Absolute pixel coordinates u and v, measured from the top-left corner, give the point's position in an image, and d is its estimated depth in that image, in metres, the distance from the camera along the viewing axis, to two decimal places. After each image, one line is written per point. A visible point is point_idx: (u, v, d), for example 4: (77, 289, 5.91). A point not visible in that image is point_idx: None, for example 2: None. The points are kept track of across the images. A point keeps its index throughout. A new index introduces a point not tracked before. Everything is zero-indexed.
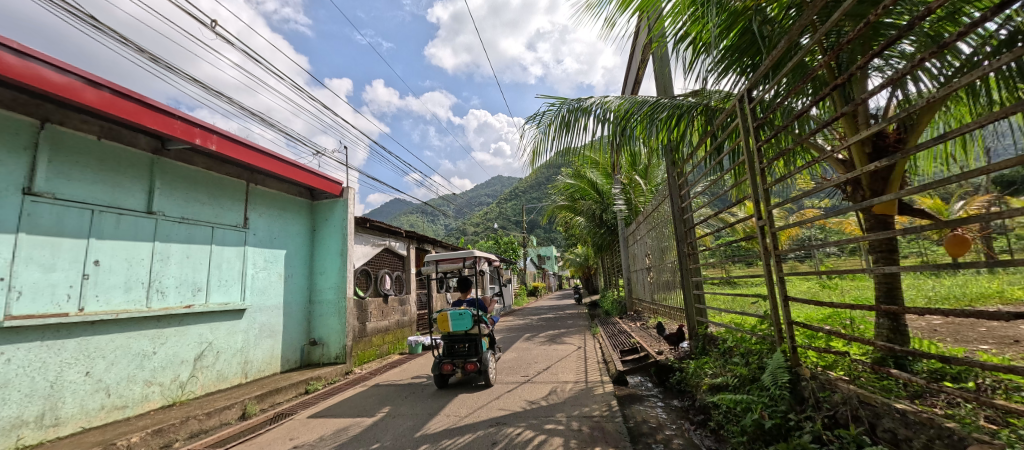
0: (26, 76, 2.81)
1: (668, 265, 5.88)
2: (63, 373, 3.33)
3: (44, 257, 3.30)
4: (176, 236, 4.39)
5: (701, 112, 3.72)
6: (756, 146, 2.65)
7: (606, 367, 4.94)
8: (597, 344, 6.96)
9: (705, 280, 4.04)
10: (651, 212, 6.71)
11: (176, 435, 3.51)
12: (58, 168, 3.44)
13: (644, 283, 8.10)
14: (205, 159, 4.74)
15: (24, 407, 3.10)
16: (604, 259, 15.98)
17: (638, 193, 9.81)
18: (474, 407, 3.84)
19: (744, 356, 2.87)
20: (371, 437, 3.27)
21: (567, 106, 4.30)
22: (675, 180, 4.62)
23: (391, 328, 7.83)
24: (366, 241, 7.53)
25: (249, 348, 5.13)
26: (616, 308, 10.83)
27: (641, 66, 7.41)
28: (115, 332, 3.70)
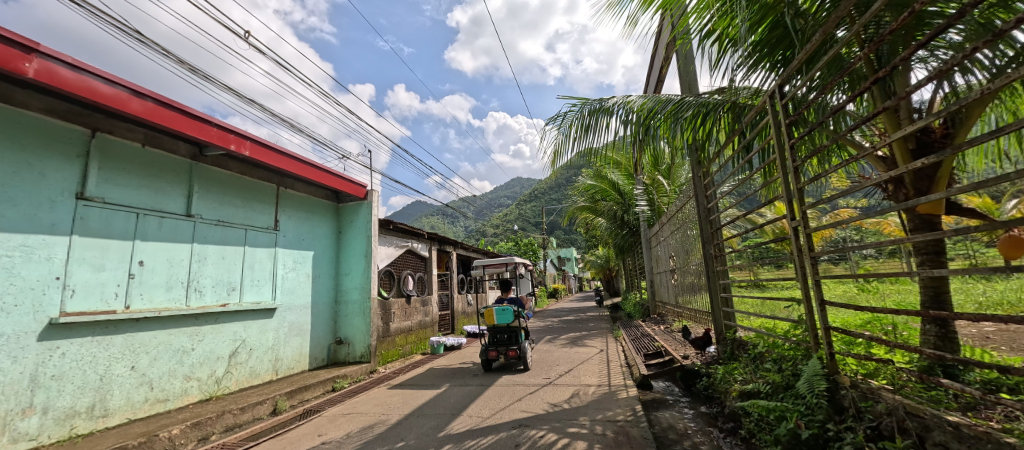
0: (79, 88, 3.00)
1: (693, 267, 5.73)
2: (111, 367, 3.54)
3: (94, 257, 3.52)
4: (213, 238, 4.60)
5: (728, 109, 3.60)
6: (788, 144, 2.55)
7: (629, 371, 4.86)
8: (619, 347, 6.85)
9: (732, 282, 3.91)
10: (675, 213, 6.56)
11: (213, 428, 3.67)
12: (107, 174, 3.67)
13: (668, 286, 7.92)
14: (238, 164, 4.95)
15: (77, 399, 3.31)
16: (626, 261, 15.74)
17: (661, 194, 9.60)
18: (497, 408, 3.85)
19: (776, 363, 2.76)
20: (396, 436, 3.33)
21: (589, 106, 4.26)
22: (701, 180, 4.51)
23: (414, 328, 7.95)
24: (389, 242, 7.68)
25: (280, 346, 5.31)
26: (639, 311, 10.64)
27: (664, 64, 7.25)
28: (158, 328, 3.91)
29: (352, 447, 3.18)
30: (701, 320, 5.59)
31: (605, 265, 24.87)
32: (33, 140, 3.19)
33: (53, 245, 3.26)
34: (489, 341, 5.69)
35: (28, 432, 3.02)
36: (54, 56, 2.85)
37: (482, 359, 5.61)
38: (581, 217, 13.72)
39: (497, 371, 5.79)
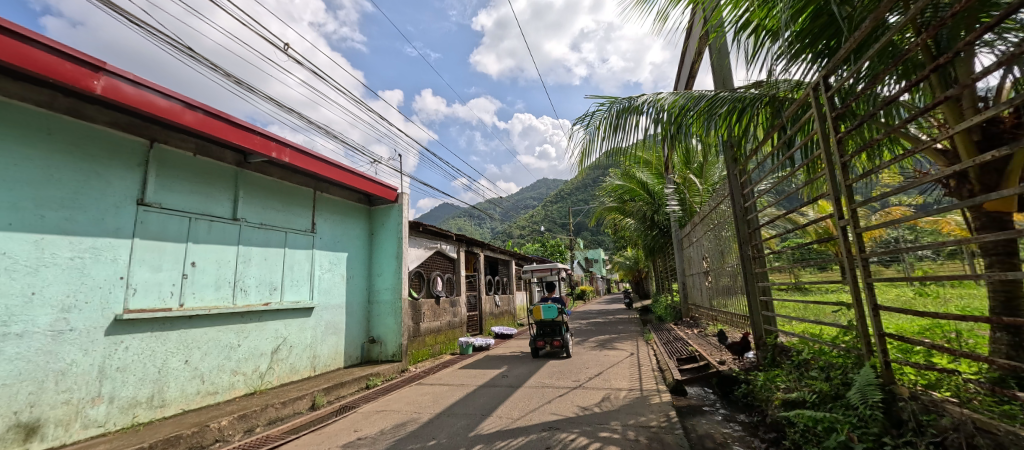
0: (139, 103, 3.24)
1: (728, 269, 5.52)
2: (168, 361, 3.80)
3: (153, 258, 3.79)
4: (256, 240, 4.86)
5: (767, 104, 3.43)
6: (835, 139, 2.41)
7: (662, 375, 4.72)
8: (650, 351, 6.68)
9: (773, 285, 3.72)
10: (709, 213, 6.34)
11: (257, 421, 3.87)
12: (164, 182, 3.95)
13: (702, 288, 7.65)
14: (279, 170, 5.21)
15: (138, 389, 3.57)
16: (656, 262, 15.35)
17: (693, 193, 9.30)
18: (526, 410, 3.84)
19: (824, 371, 2.61)
20: (428, 434, 3.39)
21: (617, 105, 4.18)
22: (737, 178, 4.33)
23: (443, 329, 8.08)
24: (419, 244, 7.85)
25: (317, 344, 5.54)
26: (671, 314, 10.35)
27: (695, 58, 7.02)
28: (208, 325, 4.17)
29: (387, 444, 3.26)
30: (738, 324, 5.36)
31: (634, 266, 24.32)
32: (100, 151, 3.48)
33: (117, 247, 3.54)
34: (536, 332, 6.78)
35: (97, 419, 3.29)
36: (118, 74, 3.10)
37: (530, 348, 6.71)
38: (609, 218, 13.50)
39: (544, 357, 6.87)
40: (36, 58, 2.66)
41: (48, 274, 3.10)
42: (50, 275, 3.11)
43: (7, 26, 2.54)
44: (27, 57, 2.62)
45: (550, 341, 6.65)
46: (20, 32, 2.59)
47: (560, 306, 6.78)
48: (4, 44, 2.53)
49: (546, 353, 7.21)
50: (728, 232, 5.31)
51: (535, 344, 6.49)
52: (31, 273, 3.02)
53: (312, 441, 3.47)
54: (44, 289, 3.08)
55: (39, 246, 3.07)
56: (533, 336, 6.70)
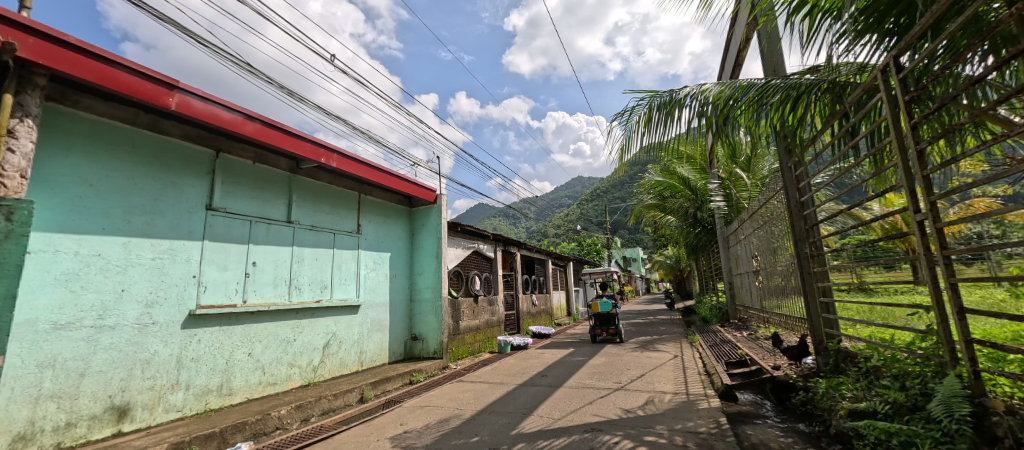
0: (206, 116, 3.54)
1: (781, 268, 5.20)
2: (234, 353, 4.13)
3: (220, 258, 4.13)
4: (308, 241, 5.16)
5: (825, 90, 3.18)
6: (909, 124, 2.19)
7: (710, 379, 4.51)
8: (695, 354, 6.41)
9: (833, 285, 3.45)
10: (758, 209, 5.99)
11: (313, 411, 4.11)
12: (227, 188, 4.29)
13: (751, 288, 7.23)
14: (327, 174, 5.50)
15: (210, 378, 3.91)
16: (700, 261, 14.75)
17: (740, 188, 8.83)
18: (567, 410, 3.81)
19: (897, 379, 2.39)
20: (470, 430, 3.45)
21: (658, 99, 4.02)
22: (790, 171, 4.05)
23: (482, 327, 8.19)
24: (457, 244, 7.99)
25: (364, 340, 5.80)
26: (717, 315, 9.88)
27: (741, 45, 6.63)
28: (267, 321, 4.48)
29: (432, 438, 3.34)
30: (793, 327, 5.02)
31: (676, 265, 23.50)
32: (175, 161, 3.84)
33: (190, 249, 3.89)
34: (595, 322, 8.55)
35: (176, 404, 3.64)
36: (189, 91, 3.40)
37: (590, 334, 8.41)
38: (648, 216, 13.09)
39: (599, 344, 8.27)
40: (120, 79, 2.97)
41: (133, 272, 3.45)
42: (135, 274, 3.47)
43: (96, 52, 2.85)
44: (112, 78, 2.93)
45: (607, 329, 8.36)
46: (107, 57, 2.90)
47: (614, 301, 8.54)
48: (94, 68, 2.84)
49: (602, 340, 8.93)
50: (781, 228, 4.97)
51: (595, 331, 8.21)
52: (121, 272, 3.37)
53: (362, 432, 3.63)
54: (132, 286, 3.43)
55: (126, 248, 3.43)
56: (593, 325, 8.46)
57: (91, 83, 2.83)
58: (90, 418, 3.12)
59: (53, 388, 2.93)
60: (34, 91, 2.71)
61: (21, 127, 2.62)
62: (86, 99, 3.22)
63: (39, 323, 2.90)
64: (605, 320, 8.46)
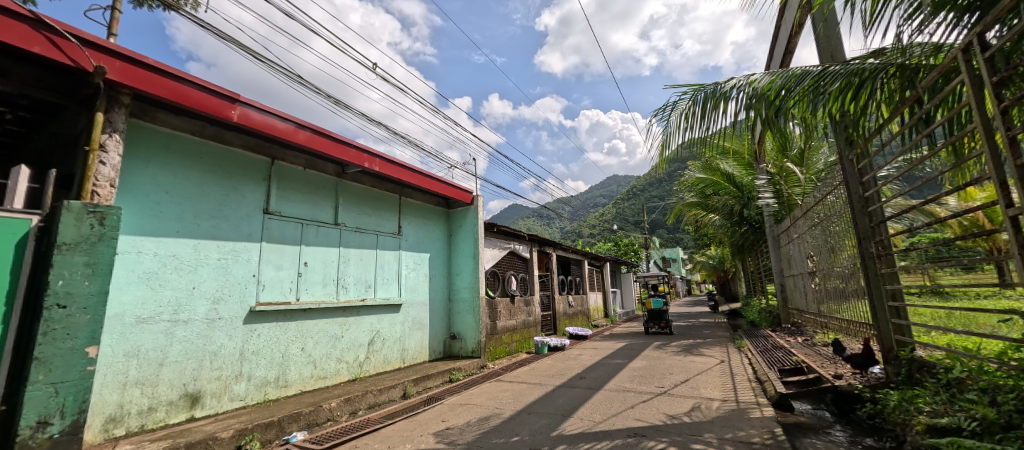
0: (263, 126, 3.79)
1: (840, 270, 4.82)
2: (289, 348, 4.41)
3: (276, 259, 4.41)
4: (354, 242, 5.41)
5: (893, 74, 2.91)
6: (998, 108, 1.96)
7: (762, 387, 4.25)
8: (744, 359, 6.08)
9: (904, 288, 3.16)
10: (814, 206, 5.59)
11: (360, 405, 4.30)
12: (282, 193, 4.59)
13: (807, 290, 6.75)
14: (370, 178, 5.74)
15: (268, 371, 4.19)
16: (746, 262, 14.05)
17: (792, 184, 8.28)
18: (608, 414, 3.74)
19: (985, 393, 2.15)
20: (510, 430, 3.47)
21: (702, 92, 3.84)
22: (850, 164, 3.76)
23: (519, 327, 8.22)
24: (493, 244, 8.07)
25: (406, 338, 5.99)
26: (767, 319, 9.30)
27: (792, 31, 6.21)
28: (318, 318, 4.74)
29: (473, 436, 3.38)
30: (856, 333, 4.63)
31: (719, 266, 22.53)
32: (236, 169, 4.15)
33: (250, 250, 4.18)
34: (649, 318, 10.26)
35: (239, 394, 3.92)
36: (249, 103, 3.66)
37: (645, 328, 10.08)
38: (689, 215, 12.58)
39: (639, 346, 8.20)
40: (190, 95, 3.24)
41: (202, 272, 3.76)
42: (204, 273, 3.78)
43: (168, 70, 3.13)
44: (183, 94, 3.21)
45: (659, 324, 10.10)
46: (177, 74, 3.17)
47: (664, 299, 10.25)
48: (169, 86, 3.13)
49: (656, 333, 10.64)
50: (841, 226, 4.59)
51: (647, 324, 9.97)
52: (191, 271, 3.69)
53: (406, 427, 3.75)
54: (201, 284, 3.74)
55: (196, 249, 3.75)
56: (645, 320, 10.26)
57: (165, 99, 3.12)
58: (168, 403, 3.44)
59: (137, 375, 3.26)
60: (120, 109, 3.02)
61: (110, 142, 2.94)
62: (162, 114, 3.55)
63: (126, 316, 3.23)
64: (657, 316, 10.16)
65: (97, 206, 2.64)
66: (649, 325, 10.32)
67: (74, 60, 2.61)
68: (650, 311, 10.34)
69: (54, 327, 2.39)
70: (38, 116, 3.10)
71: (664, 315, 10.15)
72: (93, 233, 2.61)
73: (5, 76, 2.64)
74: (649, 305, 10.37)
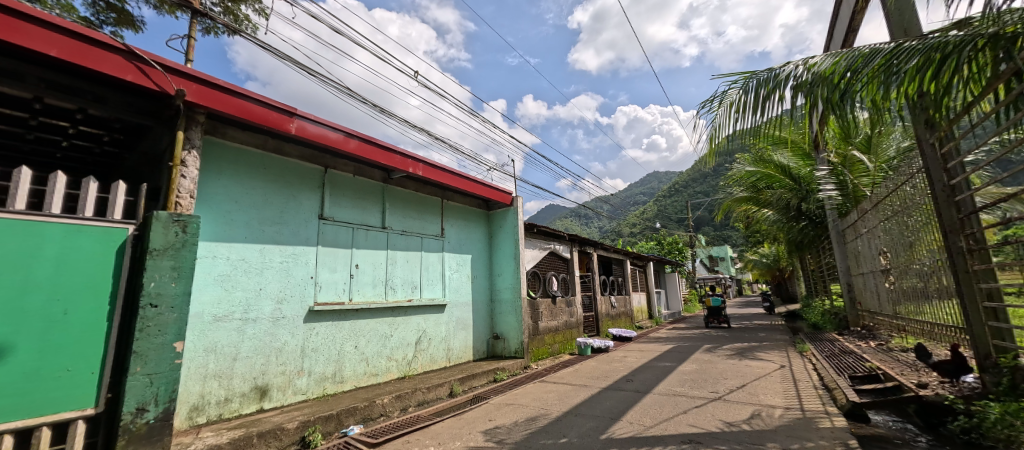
0: (318, 137, 4.03)
1: (919, 267, 4.36)
2: (344, 345, 4.65)
3: (330, 261, 4.68)
4: (401, 245, 5.63)
5: (984, 45, 2.58)
6: None
7: (831, 395, 3.92)
8: (808, 365, 5.63)
9: (1001, 286, 2.80)
10: (886, 197, 5.09)
11: (410, 401, 4.45)
12: (335, 199, 4.86)
13: (879, 290, 6.14)
14: (414, 183, 5.94)
15: (326, 367, 4.45)
16: (805, 260, 13.12)
17: (858, 173, 7.59)
18: (659, 418, 3.61)
19: None
20: (558, 431, 3.45)
21: (754, 79, 3.60)
22: (931, 149, 3.39)
23: (562, 328, 8.15)
24: (534, 245, 8.07)
25: (451, 337, 6.14)
26: (833, 322, 8.58)
27: (856, 7, 5.69)
28: (370, 317, 4.97)
29: (521, 436, 3.40)
30: (942, 337, 4.15)
31: (774, 265, 21.17)
32: (294, 178, 4.44)
33: (308, 253, 4.46)
34: (709, 314, 11.99)
35: (301, 388, 4.19)
36: (305, 116, 3.91)
37: (705, 322, 11.83)
38: (739, 210, 11.88)
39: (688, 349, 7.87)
40: (253, 111, 3.52)
41: (268, 274, 4.07)
42: (269, 275, 4.08)
43: (235, 89, 3.40)
44: (248, 111, 3.48)
45: (717, 318, 11.83)
46: (242, 92, 3.44)
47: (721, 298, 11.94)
48: (236, 104, 3.41)
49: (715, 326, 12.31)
50: (919, 218, 4.13)
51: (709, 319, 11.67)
52: (258, 273, 3.99)
53: (454, 425, 3.83)
54: (266, 286, 4.04)
55: (262, 253, 4.06)
56: (705, 316, 12.14)
57: (233, 116, 3.40)
58: (241, 395, 3.74)
59: (215, 369, 3.57)
60: (195, 127, 3.33)
61: (190, 158, 3.25)
62: (231, 130, 3.87)
63: (204, 315, 3.56)
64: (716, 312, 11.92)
65: (180, 215, 2.92)
66: (710, 320, 12.00)
67: (159, 85, 2.92)
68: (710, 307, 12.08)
69: (148, 324, 2.68)
70: (130, 139, 3.51)
71: (722, 312, 11.81)
72: (177, 239, 2.90)
73: (104, 102, 2.99)
74: (709, 303, 12.11)
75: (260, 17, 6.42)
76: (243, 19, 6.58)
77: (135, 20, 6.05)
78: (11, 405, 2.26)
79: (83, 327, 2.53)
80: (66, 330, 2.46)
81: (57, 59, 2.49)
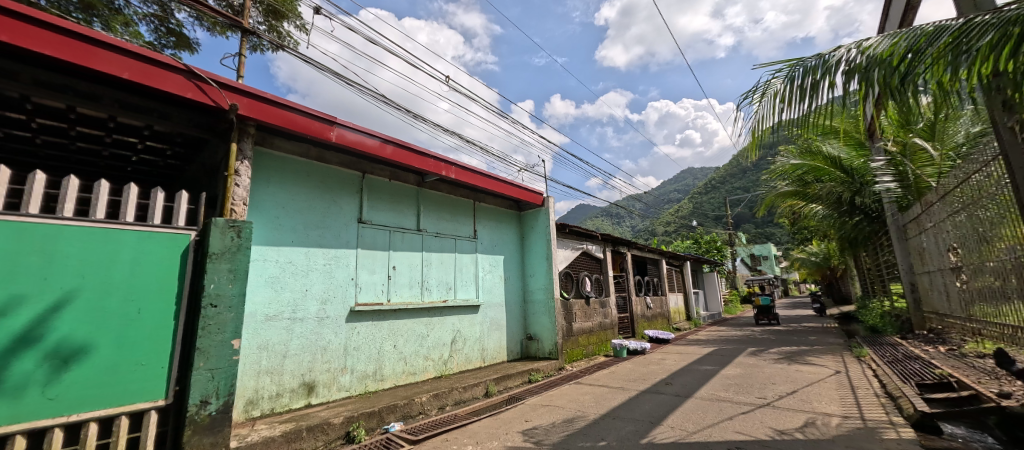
0: (356, 144, 4.19)
1: (996, 264, 3.95)
2: (384, 344, 4.81)
3: (369, 263, 4.85)
4: (435, 246, 5.75)
5: None
6: None
7: (895, 404, 3.61)
8: (866, 370, 5.22)
9: None
10: (954, 188, 4.65)
11: (447, 400, 4.53)
12: (372, 203, 5.03)
13: (949, 290, 5.62)
14: (447, 186, 6.04)
15: (368, 365, 4.61)
16: (860, 258, 12.28)
17: (921, 163, 6.90)
18: (703, 424, 3.47)
19: None
20: (596, 434, 3.39)
21: (799, 67, 3.40)
22: (1011, 133, 3.05)
23: (596, 329, 8.02)
24: (566, 245, 8.01)
25: (485, 338, 6.20)
26: (894, 324, 7.91)
27: None
28: (407, 318, 5.11)
29: (559, 437, 3.37)
30: None
31: (823, 264, 19.95)
32: (335, 184, 4.65)
33: (349, 256, 4.65)
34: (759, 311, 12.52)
35: (345, 385, 4.37)
36: (344, 125, 4.07)
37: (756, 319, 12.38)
38: (784, 206, 11.21)
39: (731, 352, 7.57)
40: (297, 121, 3.70)
41: (313, 275, 4.27)
42: (314, 276, 4.29)
43: (280, 101, 3.59)
44: (292, 121, 3.67)
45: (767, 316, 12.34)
46: (287, 104, 3.64)
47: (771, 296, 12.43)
48: (281, 115, 3.60)
49: (766, 324, 12.77)
50: (996, 211, 3.74)
51: (759, 316, 12.25)
52: (304, 275, 4.21)
53: (491, 424, 3.86)
54: (311, 287, 4.24)
55: (307, 256, 4.27)
56: (755, 313, 12.76)
57: (279, 127, 3.60)
58: (291, 390, 3.95)
59: (267, 365, 3.79)
60: (247, 139, 3.55)
61: (243, 168, 3.48)
62: (277, 140, 4.11)
63: (257, 314, 3.79)
64: (766, 310, 12.45)
65: (235, 221, 3.13)
66: (760, 318, 12.50)
67: (215, 100, 3.14)
68: (760, 306, 12.60)
69: (210, 323, 2.90)
70: (188, 152, 3.78)
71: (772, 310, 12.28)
72: (233, 243, 3.11)
73: (168, 119, 3.25)
74: (758, 301, 12.61)
75: (301, 33, 6.77)
76: (285, 35, 6.96)
77: (191, 42, 6.55)
78: (95, 395, 2.50)
79: (154, 325, 2.76)
80: (140, 328, 2.70)
81: (128, 81, 2.74)
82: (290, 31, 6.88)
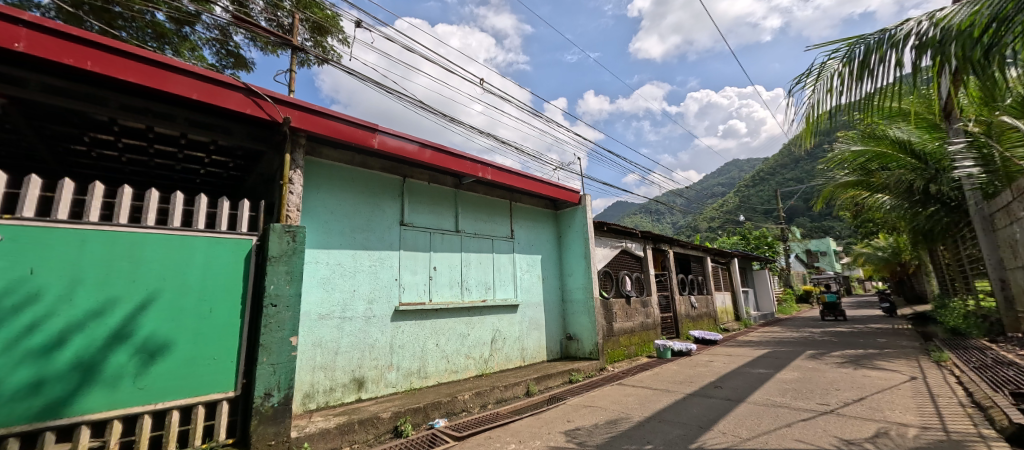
0: (396, 149, 4.34)
1: None
2: (427, 343, 4.96)
3: (411, 264, 5.01)
4: (474, 247, 5.85)
5: None
6: None
7: (985, 415, 3.23)
8: (949, 377, 4.70)
9: None
10: None
11: (489, 398, 4.59)
12: (413, 206, 5.20)
13: None
14: (484, 187, 6.12)
15: (412, 362, 4.77)
16: (937, 252, 11.12)
17: (1010, 142, 5.61)
18: (758, 431, 3.28)
19: None
20: (641, 437, 3.31)
21: (860, 46, 3.15)
22: None
23: (638, 329, 7.81)
24: (605, 243, 7.85)
25: (524, 337, 6.22)
26: (980, 326, 7.07)
27: None
28: (448, 317, 5.23)
29: (603, 439, 3.32)
30: None
31: (892, 260, 18.27)
32: (378, 189, 4.85)
33: (392, 257, 4.83)
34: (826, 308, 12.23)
35: (392, 381, 4.55)
36: (386, 131, 4.23)
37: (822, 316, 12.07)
38: (845, 197, 10.31)
39: (787, 355, 7.11)
40: (342, 130, 3.90)
41: (360, 276, 4.48)
42: (361, 277, 4.49)
43: (327, 111, 3.79)
44: (338, 130, 3.87)
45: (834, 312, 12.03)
46: (333, 114, 3.83)
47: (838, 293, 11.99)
48: (328, 125, 3.80)
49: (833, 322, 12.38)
50: None
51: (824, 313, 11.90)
52: (352, 276, 4.42)
53: (533, 424, 3.86)
54: (359, 287, 4.44)
55: (354, 258, 4.48)
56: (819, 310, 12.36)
57: (326, 136, 3.80)
58: (342, 385, 4.16)
59: (321, 361, 4.02)
60: (298, 149, 3.79)
61: (295, 176, 3.71)
62: (325, 149, 4.35)
63: (311, 313, 4.03)
64: (832, 307, 12.17)
65: (290, 225, 3.35)
66: (826, 314, 12.17)
67: (270, 114, 3.38)
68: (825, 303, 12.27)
69: (271, 321, 3.13)
70: (248, 163, 4.09)
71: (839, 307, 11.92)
72: (289, 247, 3.32)
73: (230, 134, 3.53)
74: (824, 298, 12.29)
75: (344, 46, 7.13)
76: (330, 49, 7.36)
77: (248, 61, 7.08)
78: (176, 386, 2.77)
79: (222, 323, 3.01)
80: (211, 325, 2.96)
81: (196, 101, 3.01)
82: (334, 45, 7.26)
